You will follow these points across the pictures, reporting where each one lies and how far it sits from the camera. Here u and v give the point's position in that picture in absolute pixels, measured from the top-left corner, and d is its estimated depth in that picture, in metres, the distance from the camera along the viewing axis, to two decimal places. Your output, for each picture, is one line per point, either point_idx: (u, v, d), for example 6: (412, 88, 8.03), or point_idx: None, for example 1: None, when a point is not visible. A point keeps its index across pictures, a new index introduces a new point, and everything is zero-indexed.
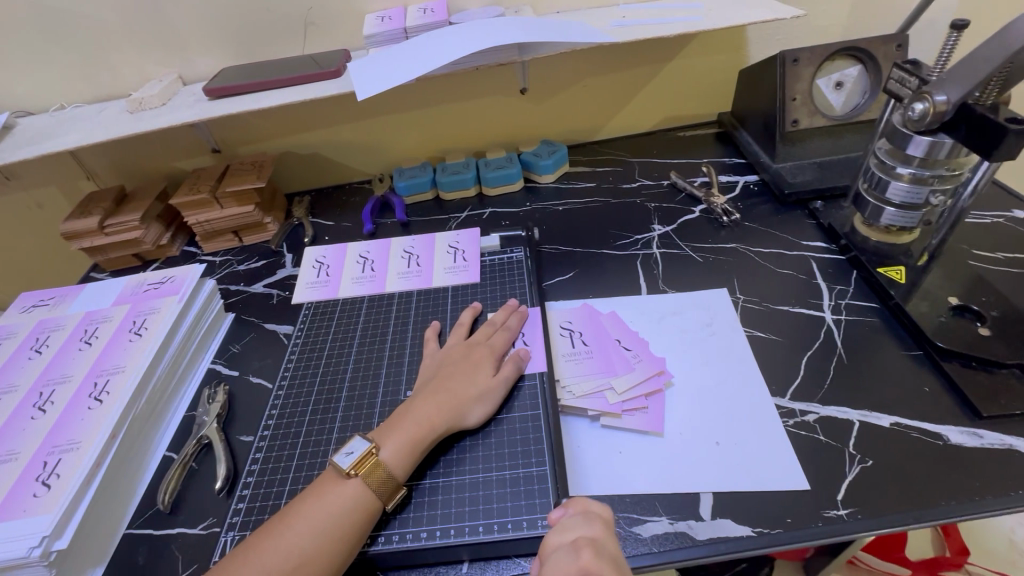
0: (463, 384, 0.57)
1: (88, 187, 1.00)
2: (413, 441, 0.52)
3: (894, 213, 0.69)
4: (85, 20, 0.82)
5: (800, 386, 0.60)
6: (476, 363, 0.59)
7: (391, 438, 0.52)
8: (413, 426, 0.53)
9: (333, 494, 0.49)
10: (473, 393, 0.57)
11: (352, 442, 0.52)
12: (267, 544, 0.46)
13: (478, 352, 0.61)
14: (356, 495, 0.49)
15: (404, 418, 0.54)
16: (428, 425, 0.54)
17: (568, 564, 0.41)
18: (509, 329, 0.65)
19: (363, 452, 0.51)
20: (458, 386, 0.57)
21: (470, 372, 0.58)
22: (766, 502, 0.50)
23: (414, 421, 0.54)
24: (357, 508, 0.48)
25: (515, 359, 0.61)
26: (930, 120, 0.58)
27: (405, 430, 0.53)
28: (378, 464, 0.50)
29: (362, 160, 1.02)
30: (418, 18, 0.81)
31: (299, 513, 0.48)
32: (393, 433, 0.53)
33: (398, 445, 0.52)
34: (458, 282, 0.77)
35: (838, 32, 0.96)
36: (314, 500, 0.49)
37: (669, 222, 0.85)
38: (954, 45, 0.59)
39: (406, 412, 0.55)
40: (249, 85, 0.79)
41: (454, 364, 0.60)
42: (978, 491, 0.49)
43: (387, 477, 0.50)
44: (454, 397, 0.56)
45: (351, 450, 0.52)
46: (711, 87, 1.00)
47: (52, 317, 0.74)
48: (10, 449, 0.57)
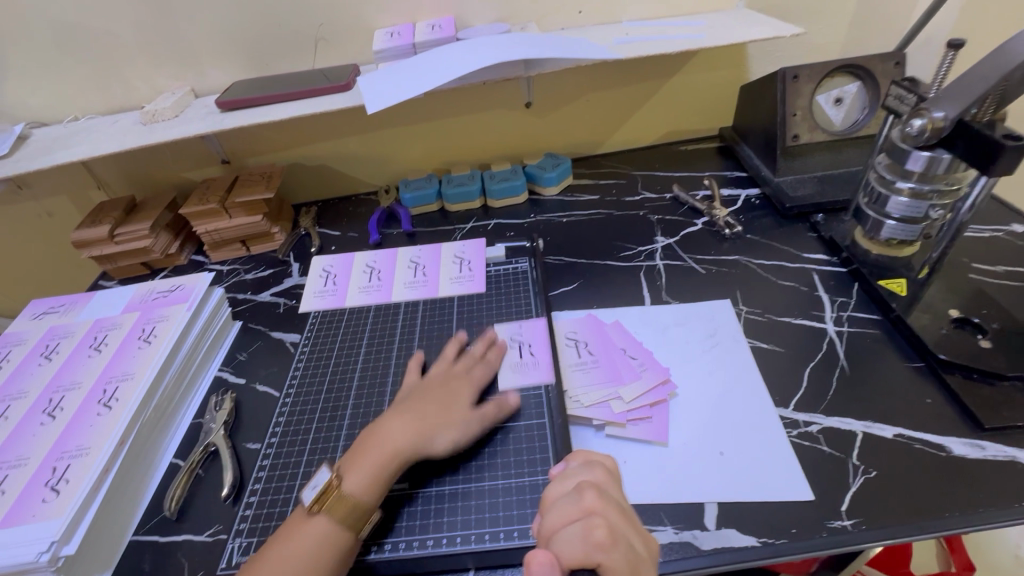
0: (435, 413, 0.57)
1: (98, 197, 1.02)
2: (380, 467, 0.52)
3: (895, 226, 0.69)
4: (101, 34, 0.84)
5: (804, 397, 0.60)
6: (453, 394, 0.59)
7: (356, 468, 0.52)
8: (378, 454, 0.53)
9: (302, 534, 0.49)
10: (443, 424, 0.56)
11: (318, 474, 0.52)
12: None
13: (455, 386, 0.60)
14: (322, 531, 0.48)
15: (372, 444, 0.54)
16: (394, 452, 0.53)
17: (571, 507, 0.39)
18: (489, 362, 0.64)
19: (325, 485, 0.51)
20: (429, 415, 0.56)
21: (445, 402, 0.58)
22: (770, 512, 0.51)
23: (386, 445, 0.53)
24: (323, 543, 0.48)
25: (499, 403, 0.59)
26: (929, 136, 0.59)
27: (371, 460, 0.53)
28: (340, 497, 0.50)
29: (370, 172, 1.04)
30: (427, 34, 0.83)
31: (268, 554, 0.48)
32: (361, 460, 0.53)
33: (364, 474, 0.51)
34: (465, 292, 0.77)
35: (837, 49, 0.98)
36: (283, 542, 0.49)
37: (672, 234, 0.86)
38: (950, 63, 0.60)
39: (376, 436, 0.55)
40: (260, 98, 0.80)
41: (429, 389, 0.60)
42: (982, 502, 0.49)
43: (353, 507, 0.50)
44: (425, 422, 0.55)
45: (316, 483, 0.51)
46: (713, 101, 1.02)
47: (62, 323, 0.75)
48: (18, 455, 0.57)
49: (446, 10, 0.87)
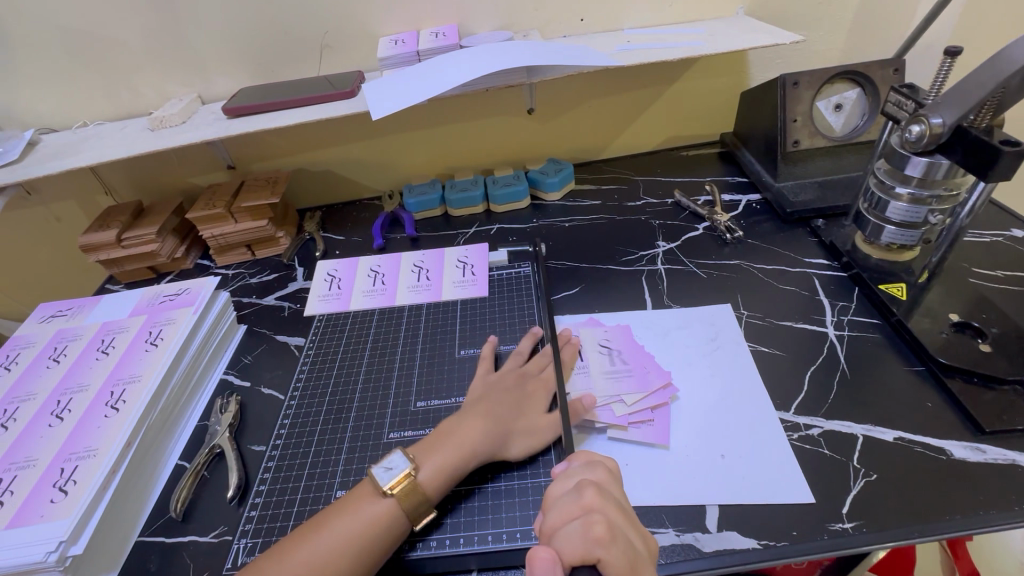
0: (512, 416, 0.57)
1: (105, 202, 1.03)
2: (454, 468, 0.53)
3: (894, 231, 0.70)
4: (110, 42, 0.85)
5: (804, 400, 0.60)
6: (527, 397, 0.60)
7: (432, 459, 0.53)
8: (453, 450, 0.53)
9: (366, 510, 0.49)
10: (520, 429, 0.57)
11: (391, 457, 0.53)
12: (301, 552, 0.47)
13: (527, 387, 0.61)
14: (385, 516, 0.49)
15: (449, 438, 0.55)
16: (470, 449, 0.54)
17: (571, 504, 0.40)
18: (559, 361, 0.65)
19: (404, 472, 0.51)
20: (502, 416, 0.57)
21: (521, 404, 0.59)
22: (771, 515, 0.51)
23: (464, 442, 0.54)
24: (387, 529, 0.48)
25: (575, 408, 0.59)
26: (927, 142, 0.59)
27: (447, 453, 0.53)
28: (415, 486, 0.50)
29: (374, 177, 1.05)
30: (430, 42, 0.84)
31: (331, 522, 0.49)
32: (441, 453, 0.53)
33: (438, 467, 0.52)
34: (468, 296, 0.78)
35: (836, 56, 0.99)
36: (350, 514, 0.49)
37: (673, 239, 0.87)
38: (948, 70, 0.61)
39: (455, 431, 0.55)
40: (266, 104, 0.81)
41: (507, 388, 0.60)
42: (982, 505, 0.49)
43: (419, 498, 0.50)
44: (501, 425, 0.56)
45: (390, 466, 0.52)
46: (713, 108, 1.03)
47: (70, 326, 0.76)
48: (27, 456, 0.58)
49: (450, 18, 0.88)
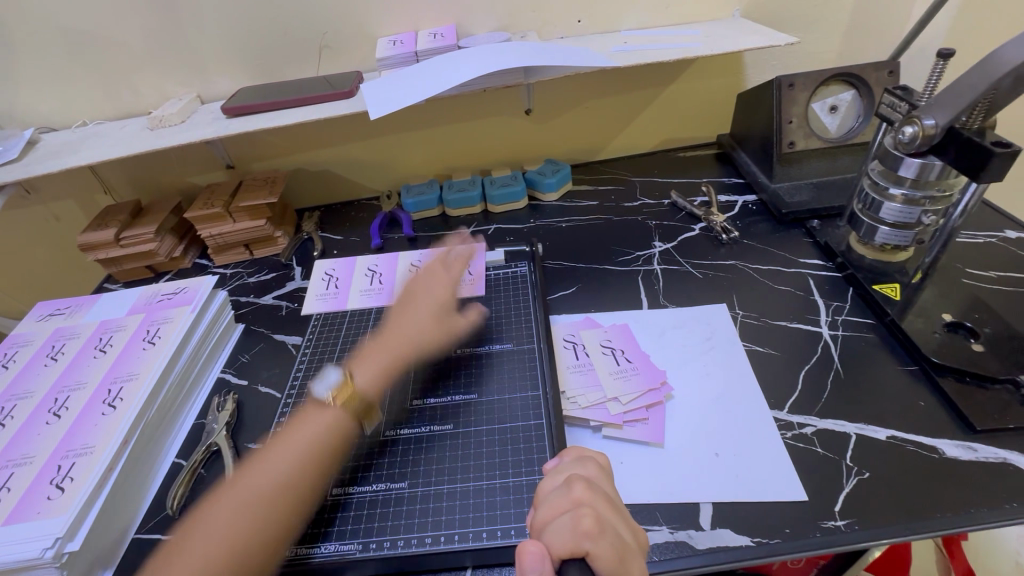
0: (417, 325, 0.71)
1: (104, 201, 1.03)
2: (383, 369, 0.65)
3: (888, 232, 0.70)
4: (110, 42, 0.86)
5: (798, 399, 0.61)
6: (428, 308, 0.73)
7: (361, 371, 0.65)
8: (379, 359, 0.66)
9: (313, 418, 0.59)
10: (430, 332, 0.70)
11: (327, 376, 0.65)
12: (263, 461, 0.55)
13: (430, 300, 0.74)
14: (325, 424, 0.58)
15: (373, 352, 0.68)
16: (393, 352, 0.67)
17: (560, 498, 0.40)
18: (455, 274, 0.79)
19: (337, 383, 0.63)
20: (414, 326, 0.71)
21: (423, 312, 0.72)
22: (765, 513, 0.51)
23: (386, 349, 0.68)
24: (337, 428, 0.58)
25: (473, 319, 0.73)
26: (920, 144, 0.60)
27: (374, 363, 0.66)
28: (348, 390, 0.62)
29: (372, 177, 1.05)
30: (429, 42, 0.85)
31: (286, 435, 0.57)
32: (368, 364, 0.66)
33: (369, 373, 0.65)
34: (465, 296, 0.78)
35: (833, 58, 1.00)
36: (297, 425, 0.58)
37: (670, 240, 0.87)
38: (941, 72, 0.61)
39: (377, 346, 0.69)
40: (265, 104, 0.82)
41: (409, 304, 0.74)
42: (974, 503, 0.49)
43: (357, 399, 0.61)
44: (413, 335, 0.69)
45: (327, 382, 0.64)
46: (710, 109, 1.04)
47: (68, 325, 0.76)
48: (24, 453, 0.58)
49: (448, 19, 0.89)
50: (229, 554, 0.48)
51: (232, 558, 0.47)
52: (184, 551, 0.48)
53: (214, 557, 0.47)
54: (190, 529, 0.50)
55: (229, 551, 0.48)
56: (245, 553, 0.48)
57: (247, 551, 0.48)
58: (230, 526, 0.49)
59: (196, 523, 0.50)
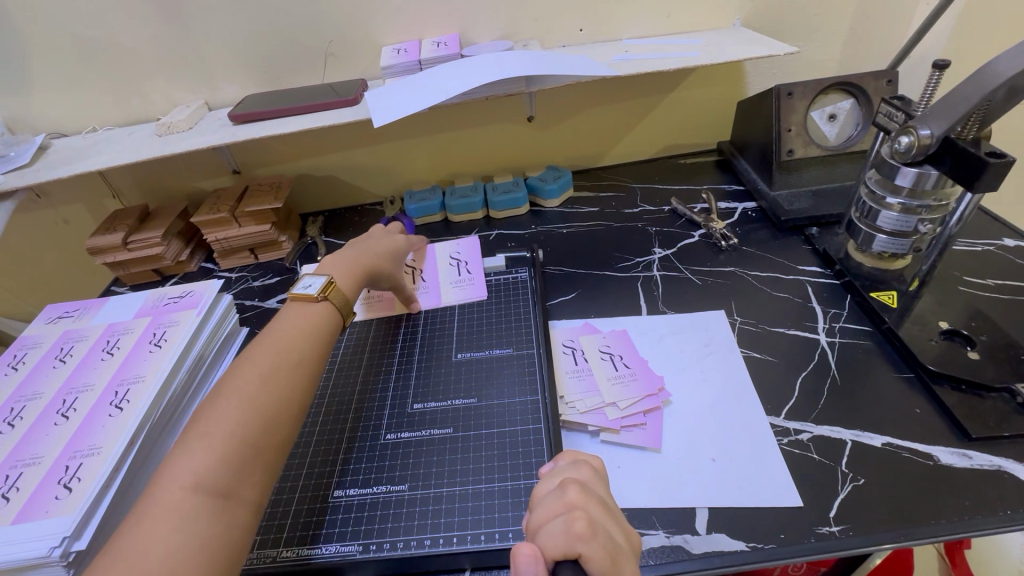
0: (378, 252, 0.73)
1: (112, 205, 1.05)
2: (353, 274, 0.68)
3: (885, 240, 0.71)
4: (120, 50, 0.87)
5: (795, 406, 0.61)
6: (390, 245, 0.76)
7: (338, 274, 0.66)
8: (353, 266, 0.69)
9: (308, 312, 0.60)
10: (388, 259, 0.74)
11: (308, 281, 0.64)
12: (262, 352, 0.54)
13: (393, 237, 0.78)
14: (319, 313, 0.60)
15: (343, 259, 0.69)
16: (360, 261, 0.70)
17: (554, 500, 0.41)
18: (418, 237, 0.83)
19: (323, 282, 0.63)
20: (376, 249, 0.74)
21: (386, 246, 0.75)
22: (760, 518, 0.52)
23: (355, 257, 0.70)
24: (327, 321, 0.61)
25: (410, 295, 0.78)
26: (916, 153, 0.61)
27: (350, 267, 0.68)
28: (337, 289, 0.64)
29: (376, 183, 1.07)
30: (432, 51, 0.86)
31: (280, 332, 0.57)
32: (335, 267, 0.68)
33: (347, 279, 0.66)
34: (466, 299, 0.79)
35: (832, 67, 1.01)
36: (290, 323, 0.58)
37: (670, 246, 0.88)
38: (937, 83, 0.62)
39: (343, 254, 0.70)
40: (271, 111, 0.83)
41: (375, 237, 0.76)
42: (968, 510, 0.50)
43: (344, 298, 0.64)
44: (375, 253, 0.73)
45: (310, 285, 0.63)
46: (710, 117, 1.05)
47: (76, 328, 0.77)
48: (33, 453, 0.59)
49: (451, 28, 0.90)
50: (258, 431, 0.48)
51: (262, 436, 0.48)
52: (207, 432, 0.46)
53: (246, 434, 0.47)
54: (207, 410, 0.48)
55: (262, 430, 0.48)
56: (273, 432, 0.49)
57: (276, 427, 0.49)
58: (255, 403, 0.49)
59: (210, 406, 0.48)
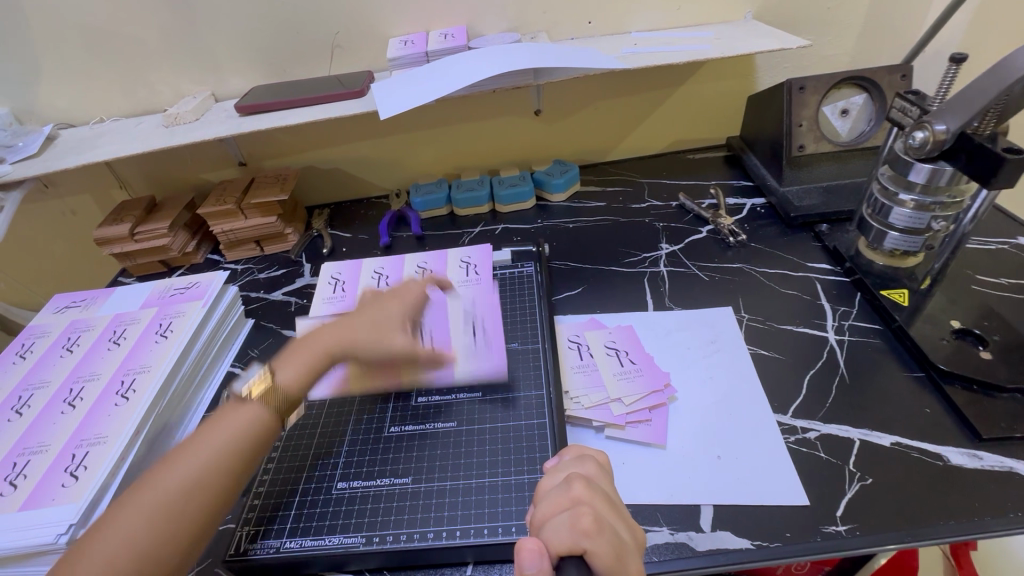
0: (362, 329, 0.59)
1: (120, 196, 1.05)
2: (306, 368, 0.56)
3: (897, 237, 0.70)
4: (127, 40, 0.87)
5: (803, 404, 0.61)
6: (382, 315, 0.61)
7: (289, 364, 0.56)
8: (309, 355, 0.57)
9: (232, 417, 0.51)
10: (363, 345, 0.59)
11: (250, 371, 0.56)
12: (162, 470, 0.47)
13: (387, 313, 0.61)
14: (246, 418, 0.51)
15: (306, 345, 0.58)
16: (320, 351, 0.57)
17: (559, 495, 0.40)
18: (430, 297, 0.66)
19: (258, 378, 0.54)
20: (356, 332, 0.59)
21: (375, 318, 0.61)
22: (765, 517, 0.51)
23: (320, 342, 0.58)
24: (255, 425, 0.51)
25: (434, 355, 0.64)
26: (930, 149, 0.60)
27: (304, 358, 0.56)
28: (272, 387, 0.54)
29: (382, 176, 1.07)
30: (439, 43, 0.85)
31: (192, 438, 0.50)
32: (293, 357, 0.56)
33: (295, 369, 0.55)
34: (475, 374, 0.65)
35: (845, 61, 0.99)
36: (208, 427, 0.50)
37: (677, 242, 0.87)
38: (953, 77, 0.61)
39: (309, 339, 0.59)
40: (277, 103, 0.83)
41: (364, 305, 0.62)
42: (976, 511, 0.49)
43: (281, 396, 0.54)
44: (353, 334, 0.59)
45: (249, 377, 0.55)
46: (720, 112, 1.04)
47: (83, 317, 0.78)
48: (40, 441, 0.60)
49: (459, 20, 0.90)
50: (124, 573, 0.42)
51: None
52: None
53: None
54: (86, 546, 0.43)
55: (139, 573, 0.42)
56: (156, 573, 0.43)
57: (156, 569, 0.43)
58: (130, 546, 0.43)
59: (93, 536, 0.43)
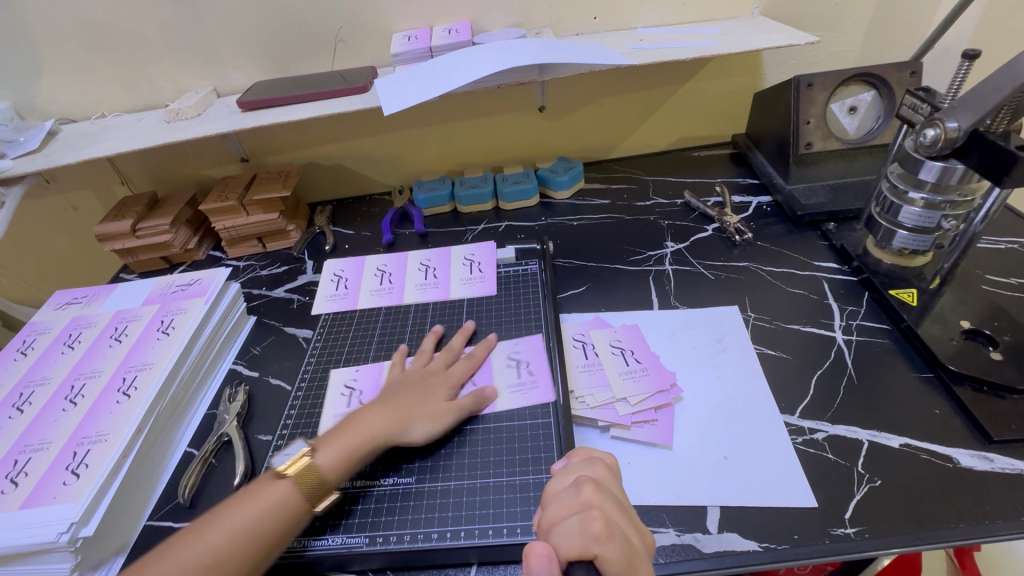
0: (412, 406, 0.58)
1: (121, 192, 1.05)
2: (349, 450, 0.54)
3: (906, 236, 0.69)
4: (129, 35, 0.87)
5: (810, 404, 0.60)
6: (432, 392, 0.60)
7: (331, 444, 0.54)
8: (353, 435, 0.55)
9: (263, 492, 0.50)
10: (407, 426, 0.57)
11: (293, 445, 0.55)
12: (186, 543, 0.46)
13: (438, 398, 0.60)
14: (280, 496, 0.50)
15: (350, 425, 0.56)
16: (365, 434, 0.55)
17: (569, 499, 0.40)
18: (473, 359, 0.66)
19: (297, 454, 0.53)
20: (401, 412, 0.57)
21: (424, 395, 0.60)
22: (773, 519, 0.51)
23: (366, 421, 0.56)
24: (283, 509, 0.50)
25: (476, 395, 0.60)
26: (942, 146, 0.59)
27: (347, 438, 0.55)
28: (309, 467, 0.52)
29: (385, 173, 1.06)
30: (443, 38, 0.84)
31: (223, 512, 0.49)
32: (337, 438, 0.55)
33: (336, 451, 0.54)
34: (527, 404, 0.61)
35: (853, 58, 0.98)
36: (239, 502, 0.50)
37: (682, 240, 0.86)
38: (966, 74, 0.60)
39: (354, 419, 0.57)
40: (279, 98, 0.82)
41: (411, 384, 0.61)
42: (987, 514, 0.49)
43: (317, 479, 0.52)
44: (404, 410, 0.58)
45: (290, 452, 0.54)
46: (725, 108, 1.03)
47: (85, 314, 0.77)
48: (42, 439, 0.59)
49: (463, 15, 0.89)
50: None
51: None
52: None
53: None
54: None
55: None
56: None
57: None
58: None
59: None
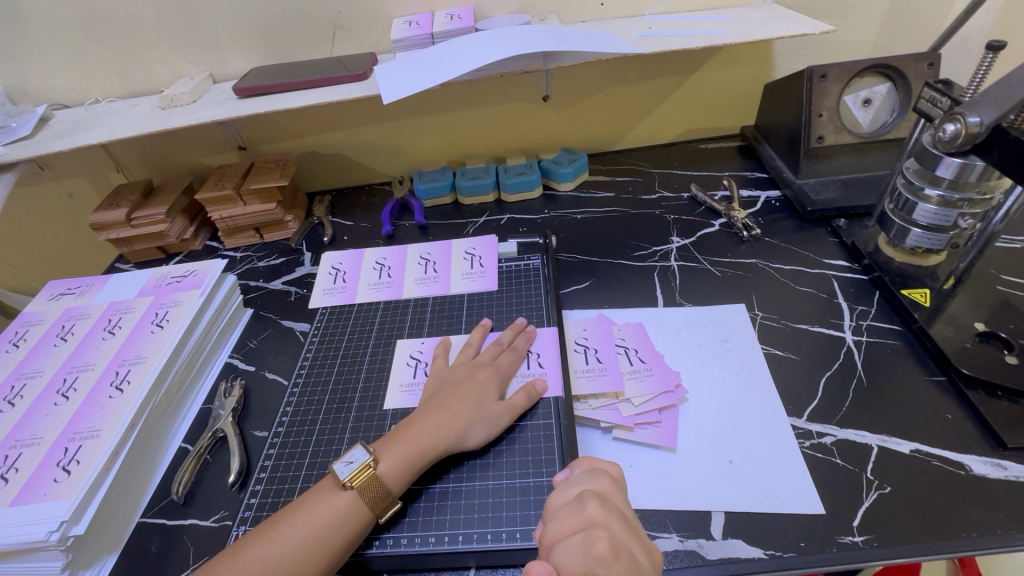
0: (467, 406, 0.56)
1: (116, 179, 1.03)
2: (409, 459, 0.52)
3: (921, 234, 0.67)
4: (122, 18, 0.84)
5: (818, 407, 0.59)
6: (481, 387, 0.58)
7: (391, 453, 0.52)
8: (411, 442, 0.53)
9: (327, 503, 0.49)
10: (462, 432, 0.54)
11: (353, 451, 0.52)
12: (255, 549, 0.46)
13: (494, 405, 0.57)
14: (348, 507, 0.49)
15: (406, 431, 0.54)
16: (426, 444, 0.53)
17: (573, 517, 0.40)
18: (516, 350, 0.64)
19: (362, 464, 0.51)
20: (452, 417, 0.55)
21: (474, 393, 0.57)
22: (779, 526, 0.49)
23: (423, 432, 0.54)
24: (348, 521, 0.48)
25: (527, 389, 0.59)
26: (962, 142, 0.56)
27: (404, 446, 0.53)
28: (374, 478, 0.50)
29: (384, 162, 1.04)
30: (444, 24, 0.82)
31: (292, 519, 0.48)
32: (395, 447, 0.53)
33: (397, 460, 0.52)
34: (598, 392, 0.60)
35: (868, 48, 0.95)
36: (307, 511, 0.48)
37: (688, 235, 0.84)
38: (989, 66, 0.58)
39: (408, 428, 0.54)
40: (275, 85, 0.80)
41: (458, 382, 0.59)
42: (1001, 524, 0.47)
43: (381, 491, 0.50)
44: (458, 415, 0.55)
45: (351, 459, 0.52)
46: (734, 100, 1.00)
47: (78, 305, 0.76)
48: (33, 433, 0.58)
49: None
50: None
51: None
52: None
53: None
54: None
55: None
56: None
57: None
58: None
59: None
